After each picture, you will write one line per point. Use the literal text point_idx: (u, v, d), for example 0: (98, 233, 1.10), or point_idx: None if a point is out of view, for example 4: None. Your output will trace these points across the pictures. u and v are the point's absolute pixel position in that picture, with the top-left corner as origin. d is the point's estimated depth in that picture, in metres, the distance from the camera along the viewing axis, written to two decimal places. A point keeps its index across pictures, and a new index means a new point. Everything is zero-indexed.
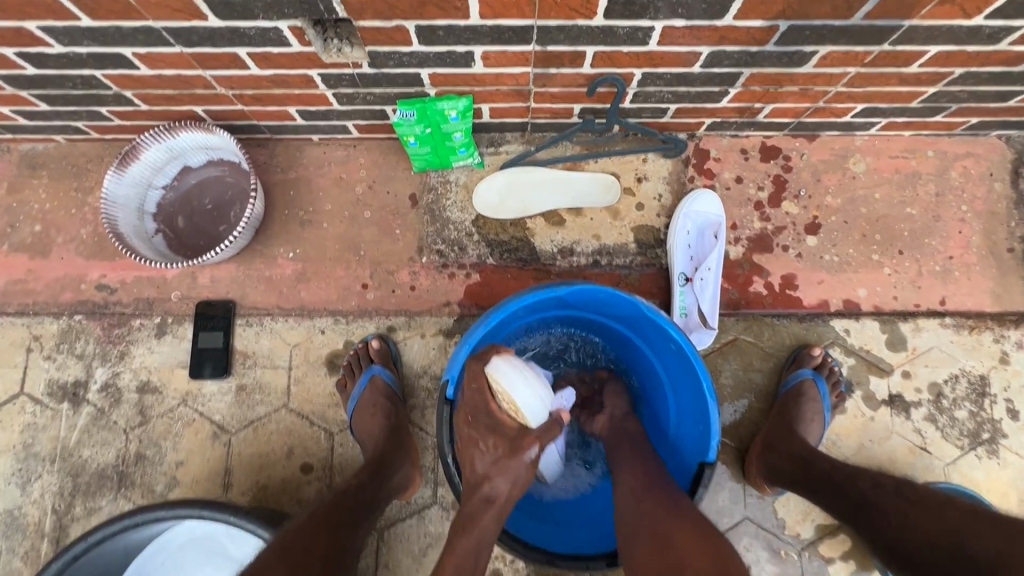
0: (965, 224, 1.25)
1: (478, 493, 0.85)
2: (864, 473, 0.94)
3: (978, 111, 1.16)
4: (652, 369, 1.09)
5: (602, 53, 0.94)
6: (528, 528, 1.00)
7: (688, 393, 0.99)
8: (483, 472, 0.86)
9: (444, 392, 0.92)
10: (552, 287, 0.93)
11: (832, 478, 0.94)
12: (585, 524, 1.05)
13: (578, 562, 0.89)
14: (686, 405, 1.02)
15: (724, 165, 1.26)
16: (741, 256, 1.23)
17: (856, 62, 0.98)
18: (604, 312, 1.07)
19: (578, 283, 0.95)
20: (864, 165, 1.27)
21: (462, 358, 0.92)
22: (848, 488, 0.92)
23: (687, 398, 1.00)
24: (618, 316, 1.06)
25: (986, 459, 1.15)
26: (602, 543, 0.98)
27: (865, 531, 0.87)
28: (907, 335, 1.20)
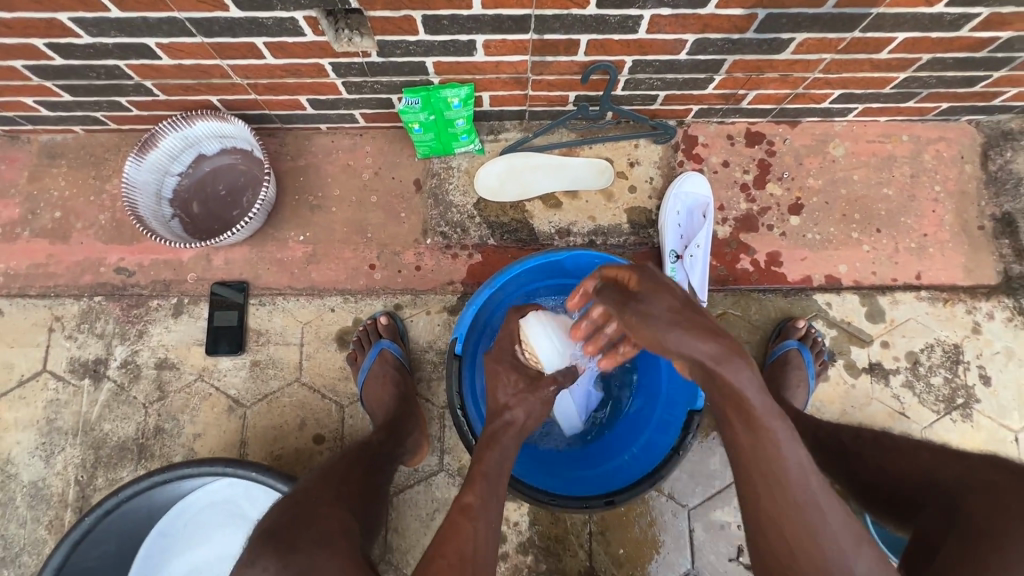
0: (939, 204, 1.33)
1: (500, 417, 0.92)
2: (844, 428, 1.00)
3: (947, 97, 1.24)
4: None
5: (595, 41, 1.01)
6: (528, 474, 1.07)
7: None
8: (505, 401, 0.94)
9: (452, 347, 1.00)
10: (552, 251, 1.02)
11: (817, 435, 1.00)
12: (581, 472, 1.11)
13: (576, 502, 0.96)
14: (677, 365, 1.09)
15: (711, 150, 1.34)
16: (728, 235, 1.30)
17: (830, 49, 1.05)
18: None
19: (576, 249, 1.04)
20: (843, 149, 1.35)
21: (468, 318, 0.99)
22: (831, 442, 0.98)
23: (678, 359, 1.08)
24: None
25: (961, 423, 1.22)
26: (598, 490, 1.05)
27: (846, 479, 0.93)
28: (885, 307, 1.27)
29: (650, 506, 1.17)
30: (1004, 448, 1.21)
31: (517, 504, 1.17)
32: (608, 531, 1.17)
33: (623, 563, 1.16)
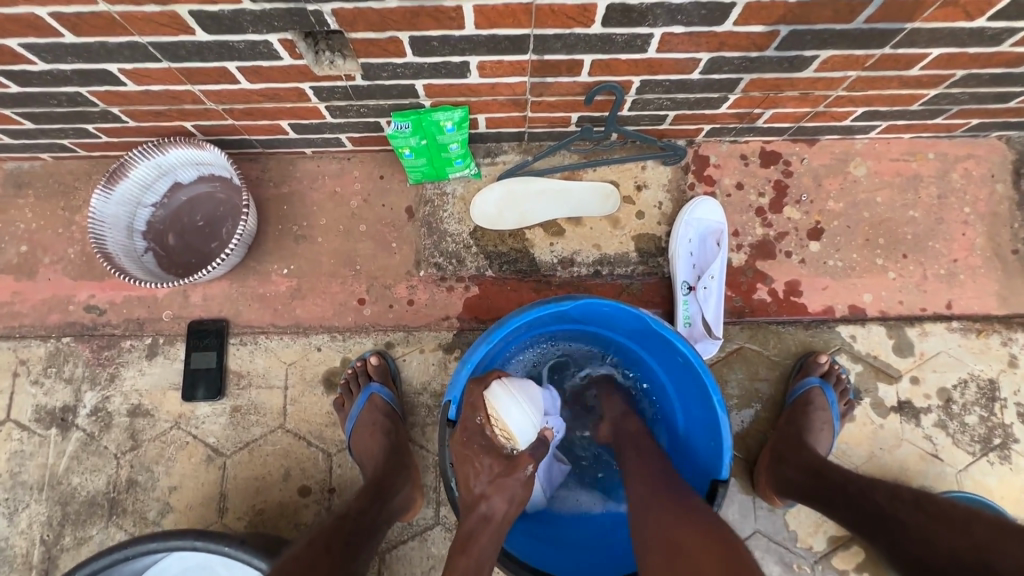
0: (969, 226, 1.24)
1: (476, 511, 0.83)
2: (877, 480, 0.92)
3: (979, 113, 1.15)
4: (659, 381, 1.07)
5: (599, 61, 0.93)
6: (524, 540, 0.96)
7: (698, 408, 0.97)
8: (480, 491, 0.84)
9: (444, 413, 0.88)
10: (556, 301, 0.90)
11: (846, 490, 0.91)
12: (586, 542, 1.01)
13: None
14: (696, 417, 0.98)
15: (724, 172, 1.25)
16: (744, 263, 1.21)
17: (856, 66, 0.96)
18: (610, 324, 1.03)
19: (583, 296, 0.92)
20: (865, 168, 1.26)
21: (462, 379, 0.88)
22: (862, 500, 0.89)
23: (697, 411, 0.97)
24: (628, 330, 1.03)
25: (999, 465, 1.13)
26: (613, 562, 0.94)
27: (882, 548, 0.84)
28: (914, 340, 1.18)
29: None
30: None
31: None
32: None
33: None
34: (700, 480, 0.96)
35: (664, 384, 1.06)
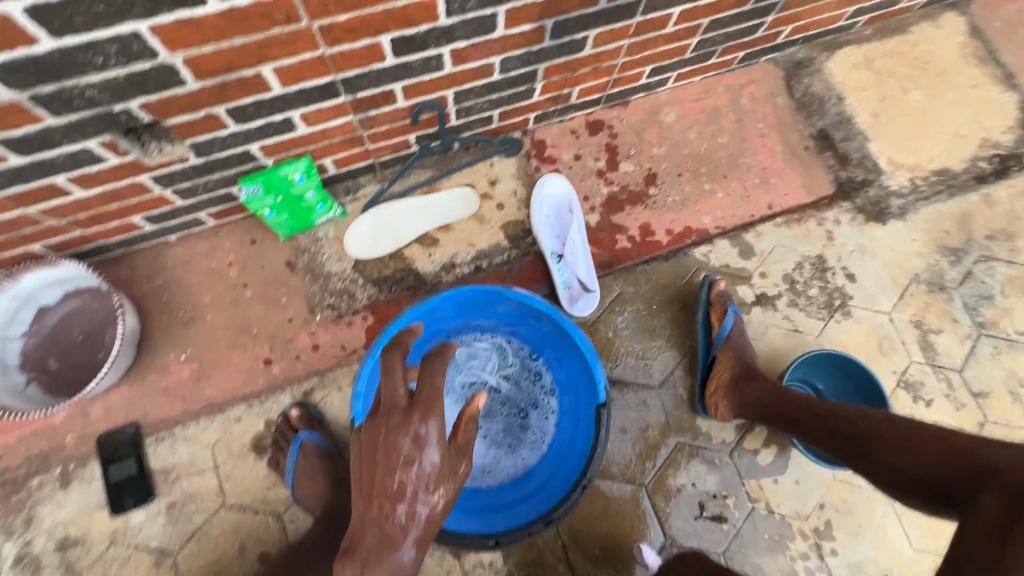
0: (766, 137, 1.47)
1: None
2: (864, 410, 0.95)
3: (740, 47, 1.39)
4: (544, 347, 1.14)
5: (409, 86, 1.04)
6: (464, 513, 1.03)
7: (578, 360, 1.06)
8: None
9: (353, 428, 0.96)
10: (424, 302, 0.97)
11: (815, 410, 1.03)
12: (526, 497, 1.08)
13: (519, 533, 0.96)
14: (571, 366, 1.10)
15: (560, 149, 1.41)
16: (601, 221, 1.37)
17: (623, 36, 1.14)
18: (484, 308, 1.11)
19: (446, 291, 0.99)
20: (673, 114, 1.46)
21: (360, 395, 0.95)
22: (831, 420, 0.99)
23: (575, 363, 1.08)
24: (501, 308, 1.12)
25: (844, 322, 1.36)
26: (539, 506, 1.04)
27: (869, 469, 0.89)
28: (752, 243, 1.39)
29: (612, 498, 1.20)
30: (883, 331, 1.36)
31: None
32: (579, 536, 1.18)
33: (603, 561, 1.18)
34: (588, 411, 1.06)
35: (548, 344, 1.14)
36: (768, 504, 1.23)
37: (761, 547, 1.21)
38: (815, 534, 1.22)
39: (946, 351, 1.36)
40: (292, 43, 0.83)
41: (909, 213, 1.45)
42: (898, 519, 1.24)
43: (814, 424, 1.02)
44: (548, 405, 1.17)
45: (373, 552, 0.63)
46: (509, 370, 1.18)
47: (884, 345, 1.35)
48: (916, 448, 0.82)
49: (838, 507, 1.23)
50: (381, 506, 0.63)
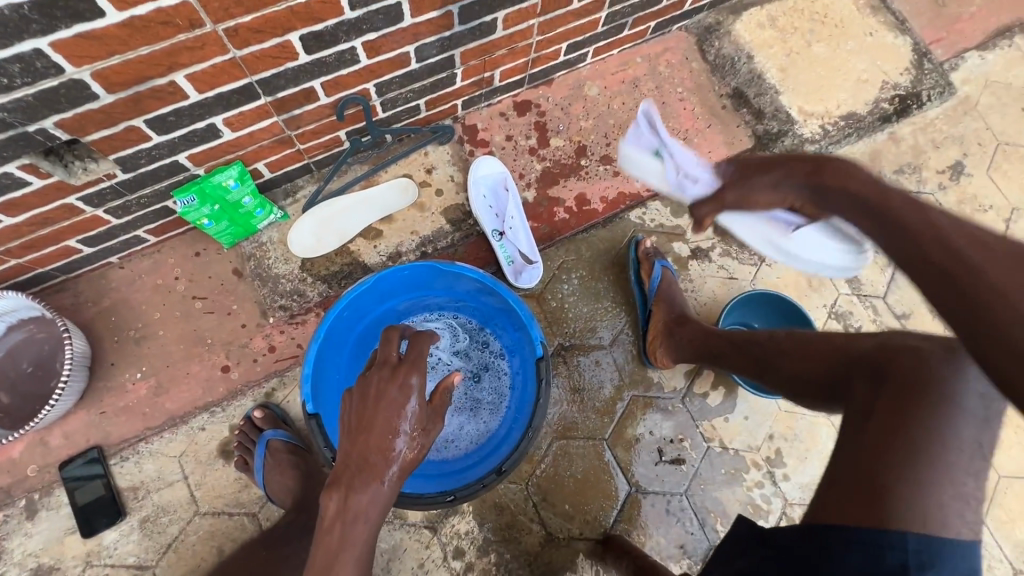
0: (686, 101, 1.55)
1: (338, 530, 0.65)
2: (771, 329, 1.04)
3: (649, 17, 1.46)
4: (488, 316, 1.21)
5: (328, 81, 1.07)
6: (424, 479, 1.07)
7: (515, 320, 1.12)
8: (336, 511, 0.66)
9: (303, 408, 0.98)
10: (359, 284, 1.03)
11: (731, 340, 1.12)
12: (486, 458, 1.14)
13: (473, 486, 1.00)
14: (512, 328, 1.16)
15: (491, 132, 1.46)
16: (537, 196, 1.43)
17: (532, 16, 1.20)
18: (424, 286, 1.17)
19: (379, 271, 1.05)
20: (596, 88, 1.53)
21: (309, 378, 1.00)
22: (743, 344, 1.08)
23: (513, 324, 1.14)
24: (440, 285, 1.17)
25: (774, 265, 1.45)
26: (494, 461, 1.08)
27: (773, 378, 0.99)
28: (683, 201, 1.47)
29: (575, 455, 1.26)
30: None
31: (460, 513, 1.21)
32: (549, 495, 1.24)
33: (574, 516, 1.23)
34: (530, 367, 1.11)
35: (493, 314, 1.19)
36: (722, 441, 1.31)
37: (719, 482, 1.28)
38: (767, 463, 1.31)
39: (869, 280, 1.47)
40: (201, 47, 0.85)
41: None
42: None
43: (733, 353, 1.10)
44: (503, 372, 1.22)
45: (358, 479, 0.67)
46: (462, 345, 1.24)
47: (812, 282, 1.45)
48: (800, 356, 0.95)
49: (785, 436, 1.32)
50: (367, 439, 0.68)
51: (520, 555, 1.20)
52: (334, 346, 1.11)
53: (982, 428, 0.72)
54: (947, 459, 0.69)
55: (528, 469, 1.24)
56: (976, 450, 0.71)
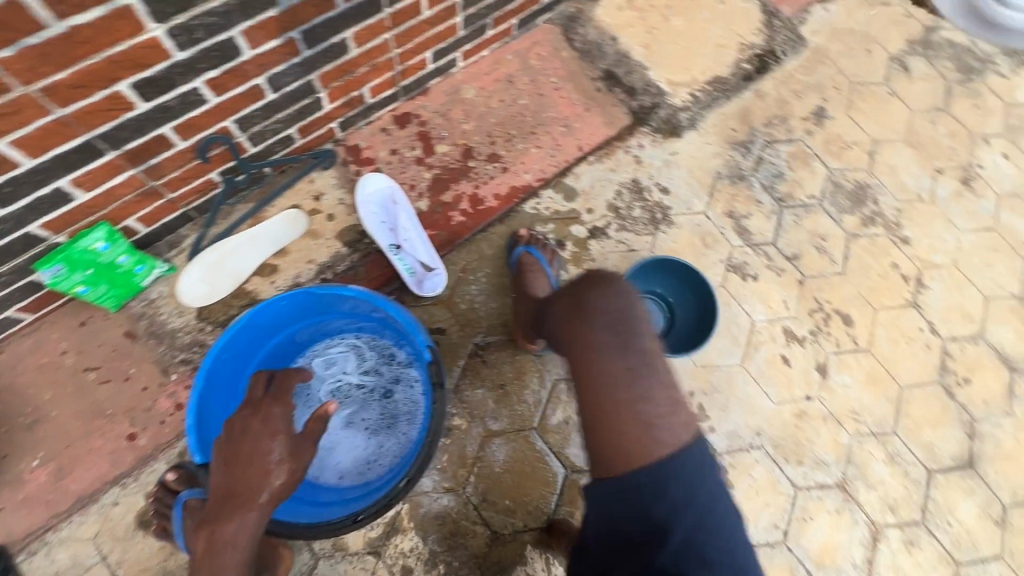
0: (561, 89, 1.60)
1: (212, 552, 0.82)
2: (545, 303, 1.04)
3: (509, 15, 1.50)
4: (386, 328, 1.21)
5: (180, 125, 1.05)
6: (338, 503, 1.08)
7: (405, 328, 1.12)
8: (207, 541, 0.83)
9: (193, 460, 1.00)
10: (232, 323, 1.03)
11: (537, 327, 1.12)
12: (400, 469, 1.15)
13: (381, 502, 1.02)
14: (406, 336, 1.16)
15: (375, 149, 1.46)
16: (431, 204, 1.44)
17: (384, 30, 1.21)
18: (312, 311, 1.17)
19: (253, 306, 1.04)
20: (473, 90, 1.56)
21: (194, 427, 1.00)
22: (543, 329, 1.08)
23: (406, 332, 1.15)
24: (329, 307, 1.18)
25: (669, 230, 1.51)
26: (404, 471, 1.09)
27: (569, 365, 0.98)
28: (573, 185, 1.52)
29: (507, 450, 1.28)
30: (703, 228, 1.53)
31: (400, 530, 1.21)
32: (489, 494, 1.25)
33: (516, 509, 1.25)
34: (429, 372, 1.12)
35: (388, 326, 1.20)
36: None
37: None
38: None
39: (758, 230, 1.55)
40: (17, 112, 0.83)
41: (699, 122, 1.64)
42: (756, 383, 1.41)
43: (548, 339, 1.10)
44: (414, 380, 1.23)
45: (225, 510, 0.84)
46: (372, 363, 1.24)
47: (707, 240, 1.52)
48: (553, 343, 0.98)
49: (704, 390, 1.38)
50: (246, 469, 0.86)
51: (468, 559, 1.21)
52: (222, 390, 1.11)
53: (622, 352, 0.85)
54: (615, 398, 0.83)
55: (463, 472, 1.25)
56: (626, 375, 0.84)
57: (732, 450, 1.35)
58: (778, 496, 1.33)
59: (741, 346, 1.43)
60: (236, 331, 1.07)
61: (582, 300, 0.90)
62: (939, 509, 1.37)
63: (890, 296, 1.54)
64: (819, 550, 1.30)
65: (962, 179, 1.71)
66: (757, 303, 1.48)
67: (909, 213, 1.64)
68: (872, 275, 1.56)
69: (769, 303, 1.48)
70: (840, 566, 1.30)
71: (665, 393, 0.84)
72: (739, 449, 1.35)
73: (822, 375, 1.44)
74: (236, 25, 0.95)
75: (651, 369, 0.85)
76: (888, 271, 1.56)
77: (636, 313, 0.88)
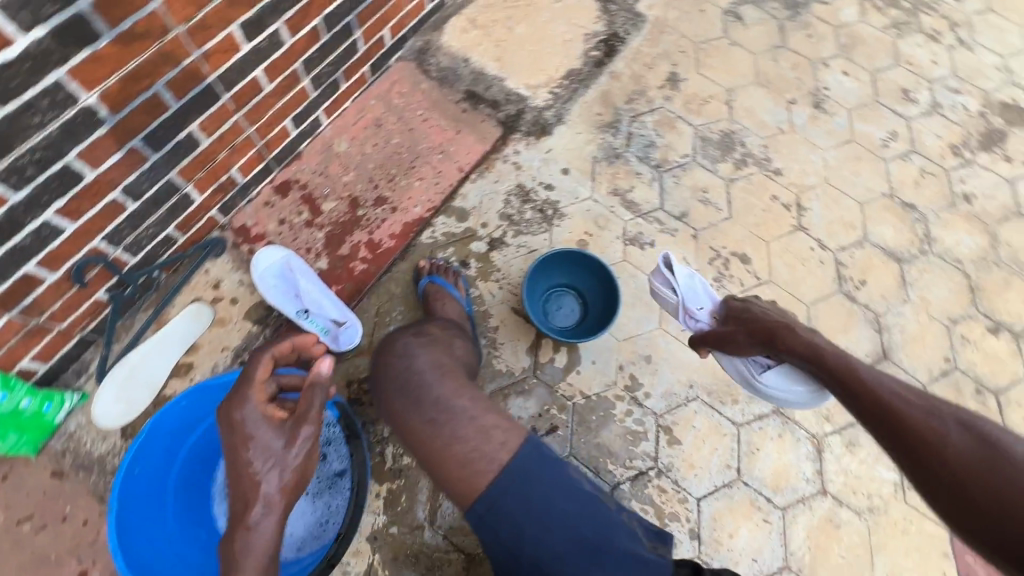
0: (429, 119, 1.67)
1: None
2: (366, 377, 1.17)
3: (357, 64, 1.56)
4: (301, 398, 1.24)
5: (44, 260, 1.07)
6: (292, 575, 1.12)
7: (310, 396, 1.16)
8: None
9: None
10: (135, 439, 1.09)
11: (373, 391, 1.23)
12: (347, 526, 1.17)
13: None
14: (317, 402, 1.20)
15: (263, 223, 1.49)
16: (331, 261, 1.48)
17: (230, 113, 1.25)
18: (225, 403, 1.22)
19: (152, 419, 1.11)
20: (345, 142, 1.61)
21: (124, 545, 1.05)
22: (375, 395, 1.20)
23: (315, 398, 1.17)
24: None
25: (563, 222, 1.59)
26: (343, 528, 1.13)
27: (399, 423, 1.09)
28: (463, 205, 1.58)
29: None
30: (594, 212, 1.61)
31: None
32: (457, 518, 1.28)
33: None
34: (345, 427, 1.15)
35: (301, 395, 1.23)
36: (582, 393, 1.41)
37: (594, 429, 1.38)
38: (628, 391, 1.42)
39: (644, 199, 1.65)
40: None
41: (566, 116, 1.73)
42: (678, 340, 1.48)
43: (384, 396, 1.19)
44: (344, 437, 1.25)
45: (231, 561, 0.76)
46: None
47: (600, 222, 1.60)
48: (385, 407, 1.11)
49: (632, 361, 1.45)
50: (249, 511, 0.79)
51: None
52: (146, 509, 1.14)
53: (432, 402, 1.03)
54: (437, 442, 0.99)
55: (429, 504, 1.28)
56: (440, 419, 1.01)
57: (671, 408, 1.42)
58: (723, 438, 1.40)
59: (655, 310, 1.51)
60: (141, 446, 1.11)
61: (385, 382, 1.09)
62: None
63: (777, 226, 1.66)
64: (773, 476, 1.38)
65: (814, 104, 1.86)
66: None
67: (775, 146, 1.77)
68: (756, 211, 1.67)
69: (670, 263, 1.57)
70: (795, 485, 1.37)
71: (468, 429, 0.99)
72: (677, 405, 1.43)
73: None
74: (69, 152, 0.98)
75: (451, 414, 1.01)
76: (769, 205, 1.68)
77: (424, 376, 1.07)
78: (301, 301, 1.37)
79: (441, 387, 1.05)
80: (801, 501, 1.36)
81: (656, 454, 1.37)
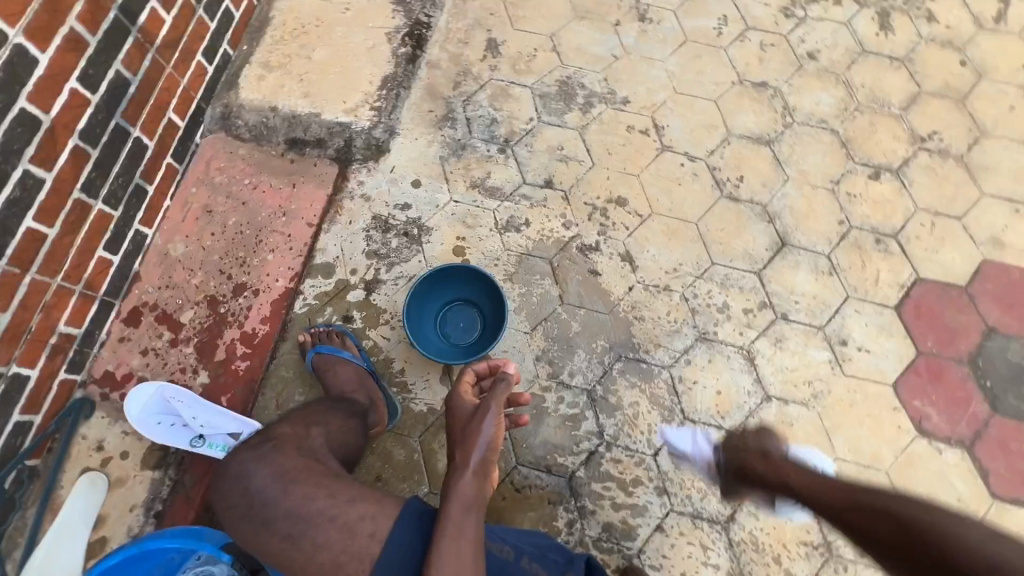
0: (259, 184, 1.55)
1: None
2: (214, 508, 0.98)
3: (155, 160, 1.42)
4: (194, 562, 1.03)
5: None
6: None
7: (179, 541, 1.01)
8: None
9: None
10: None
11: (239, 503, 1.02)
12: None
13: None
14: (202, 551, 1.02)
15: (125, 361, 1.37)
16: (211, 372, 1.38)
17: (19, 276, 1.13)
18: None
19: None
20: (180, 243, 1.48)
21: None
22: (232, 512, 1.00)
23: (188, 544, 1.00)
24: None
25: (432, 237, 1.51)
26: None
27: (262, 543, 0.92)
28: (326, 260, 1.49)
29: None
30: (459, 213, 1.54)
31: None
32: None
33: None
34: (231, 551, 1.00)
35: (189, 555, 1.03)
36: None
37: (532, 429, 1.34)
38: (552, 379, 1.38)
39: (505, 181, 1.58)
40: None
41: (398, 126, 1.63)
42: (583, 309, 1.45)
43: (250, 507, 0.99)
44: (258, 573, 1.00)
45: None
46: None
47: (469, 222, 1.53)
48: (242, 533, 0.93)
49: (546, 348, 1.41)
50: None
51: None
52: None
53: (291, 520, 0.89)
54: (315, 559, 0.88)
55: None
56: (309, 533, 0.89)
57: (600, 378, 1.39)
58: (658, 386, 1.39)
59: (552, 289, 1.46)
60: None
61: (228, 513, 0.93)
62: (783, 296, 1.47)
63: (642, 156, 1.61)
64: (716, 402, 1.37)
65: (639, 18, 1.78)
66: (542, 242, 1.51)
67: (614, 76, 1.70)
68: (618, 149, 1.62)
69: (551, 235, 1.52)
70: (738, 403, 1.37)
71: (332, 531, 0.89)
72: (604, 373, 1.39)
73: (630, 262, 1.50)
74: None
75: (310, 523, 0.89)
76: (627, 138, 1.63)
77: (267, 494, 0.92)
78: (193, 428, 1.29)
79: (289, 498, 0.91)
80: (750, 415, 1.37)
81: (600, 428, 1.35)
